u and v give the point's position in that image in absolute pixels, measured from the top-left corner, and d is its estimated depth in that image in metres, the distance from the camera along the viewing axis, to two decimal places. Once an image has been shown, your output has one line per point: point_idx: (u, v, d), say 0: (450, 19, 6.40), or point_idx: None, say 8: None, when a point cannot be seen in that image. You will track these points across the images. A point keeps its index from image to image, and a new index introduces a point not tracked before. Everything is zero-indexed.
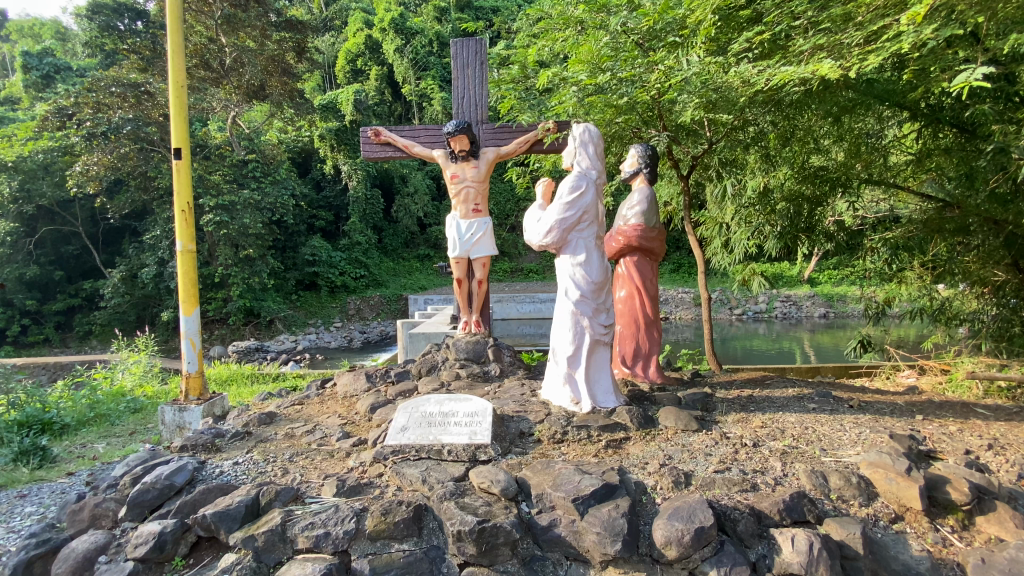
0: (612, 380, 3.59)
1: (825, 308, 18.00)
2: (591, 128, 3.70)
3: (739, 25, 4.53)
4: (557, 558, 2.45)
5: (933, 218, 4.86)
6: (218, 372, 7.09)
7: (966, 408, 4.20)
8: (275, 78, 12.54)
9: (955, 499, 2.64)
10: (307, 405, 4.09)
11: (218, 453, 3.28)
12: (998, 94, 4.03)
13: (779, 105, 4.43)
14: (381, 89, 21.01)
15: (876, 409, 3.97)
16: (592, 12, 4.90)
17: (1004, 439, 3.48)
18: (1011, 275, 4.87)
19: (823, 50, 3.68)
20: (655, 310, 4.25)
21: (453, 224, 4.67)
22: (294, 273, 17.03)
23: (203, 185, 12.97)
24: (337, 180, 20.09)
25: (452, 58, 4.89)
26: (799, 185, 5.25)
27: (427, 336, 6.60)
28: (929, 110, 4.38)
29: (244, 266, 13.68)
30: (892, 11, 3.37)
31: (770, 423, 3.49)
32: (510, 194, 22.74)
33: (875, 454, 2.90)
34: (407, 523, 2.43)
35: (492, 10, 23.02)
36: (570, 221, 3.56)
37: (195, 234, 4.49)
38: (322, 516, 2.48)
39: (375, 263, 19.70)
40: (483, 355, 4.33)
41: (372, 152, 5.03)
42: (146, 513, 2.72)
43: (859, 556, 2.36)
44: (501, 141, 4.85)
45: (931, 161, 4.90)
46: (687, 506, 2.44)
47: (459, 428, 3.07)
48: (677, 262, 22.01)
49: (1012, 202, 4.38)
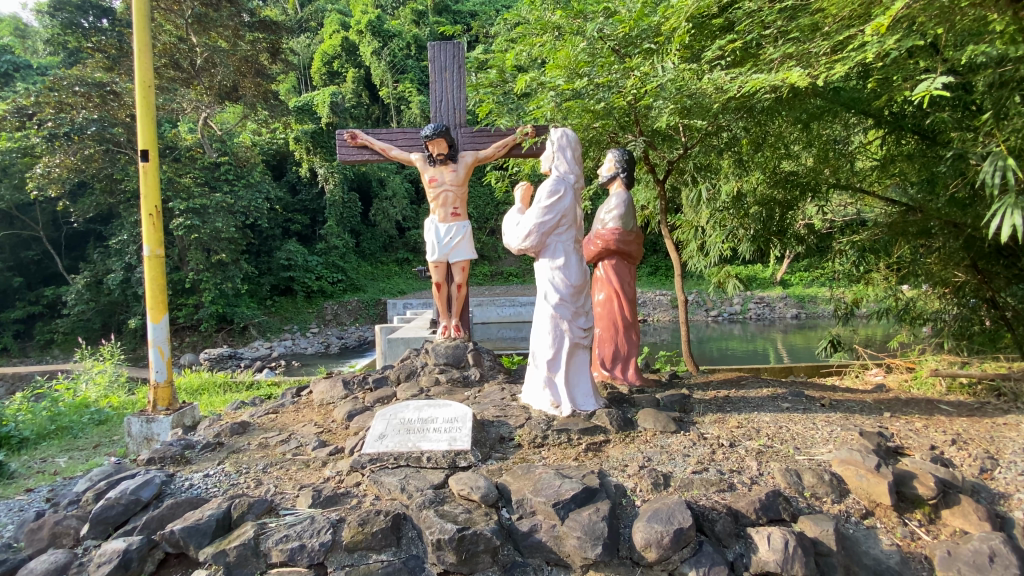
0: (591, 382, 3.61)
1: (797, 308, 18.53)
2: (568, 133, 3.73)
3: (711, 33, 4.64)
4: (538, 563, 2.43)
5: (897, 221, 5.06)
6: (188, 381, 6.86)
7: (930, 406, 4.35)
8: (249, 80, 12.33)
9: (922, 493, 2.71)
10: (282, 413, 4.00)
11: (188, 465, 3.19)
12: (957, 102, 4.27)
13: (751, 112, 4.56)
14: (358, 92, 20.84)
15: (846, 406, 4.09)
16: (569, 17, 4.93)
17: (967, 434, 3.59)
18: (970, 277, 5.10)
19: (793, 58, 3.84)
20: (633, 313, 4.29)
21: (432, 228, 4.62)
22: (269, 278, 16.70)
23: (173, 187, 12.65)
24: (313, 184, 19.83)
25: (429, 61, 4.85)
26: (771, 190, 5.36)
27: (406, 341, 6.53)
28: (893, 117, 4.57)
29: (216, 271, 13.39)
30: (857, 22, 3.58)
31: (746, 423, 3.56)
32: (489, 198, 22.86)
33: (846, 451, 2.97)
34: (385, 533, 2.39)
35: (470, 14, 23.04)
36: (548, 224, 3.57)
37: (164, 238, 4.35)
38: (298, 529, 2.41)
39: (352, 267, 19.27)
40: (462, 360, 4.29)
41: (349, 155, 4.94)
42: (110, 530, 2.61)
43: (832, 552, 2.41)
44: (479, 145, 4.82)
45: (895, 167, 5.07)
46: (667, 508, 2.46)
47: (438, 434, 3.04)
48: (654, 265, 22.40)
49: (970, 206, 4.53)
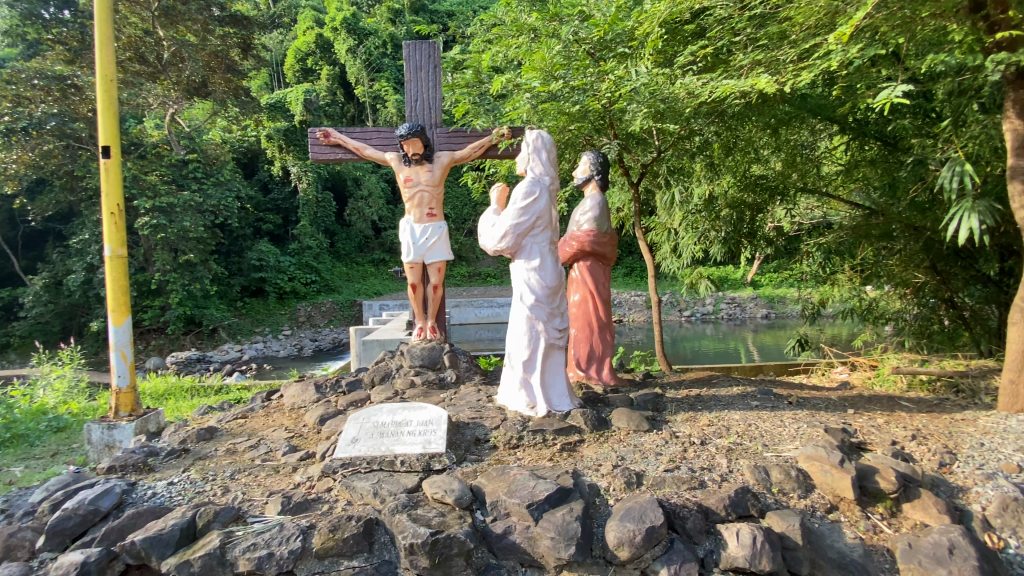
0: (567, 383, 3.63)
1: (767, 308, 19.01)
2: (544, 135, 3.74)
3: (684, 38, 4.72)
4: (511, 565, 2.43)
5: (860, 224, 5.25)
6: (153, 386, 6.63)
7: (892, 402, 4.51)
8: (218, 75, 12.02)
9: (883, 487, 2.81)
10: (252, 418, 3.90)
11: (151, 473, 3.08)
12: (916, 110, 4.50)
13: (722, 117, 4.65)
14: (333, 90, 20.54)
15: (812, 403, 4.21)
16: (544, 20, 4.95)
17: (925, 429, 3.73)
18: (929, 277, 5.31)
19: (762, 65, 3.96)
20: (608, 313, 4.33)
21: (407, 228, 4.58)
22: (239, 279, 16.30)
23: (138, 185, 12.24)
24: (286, 182, 19.44)
25: (404, 60, 4.81)
26: (741, 193, 5.49)
27: (381, 343, 6.45)
28: (857, 124, 4.73)
29: (184, 272, 13.01)
30: (822, 31, 3.71)
31: (717, 421, 3.63)
32: (466, 199, 22.81)
33: (812, 447, 3.05)
34: (357, 539, 2.36)
35: (447, 14, 22.97)
36: (525, 226, 3.58)
37: (126, 238, 4.20)
38: (266, 536, 2.36)
39: (326, 268, 18.94)
40: (438, 362, 4.26)
41: (322, 154, 4.86)
42: (67, 542, 2.51)
43: (798, 546, 2.48)
44: (455, 145, 4.79)
45: (857, 172, 5.18)
46: (639, 506, 2.49)
47: (412, 437, 3.01)
48: (630, 266, 22.68)
49: (928, 209, 4.74)
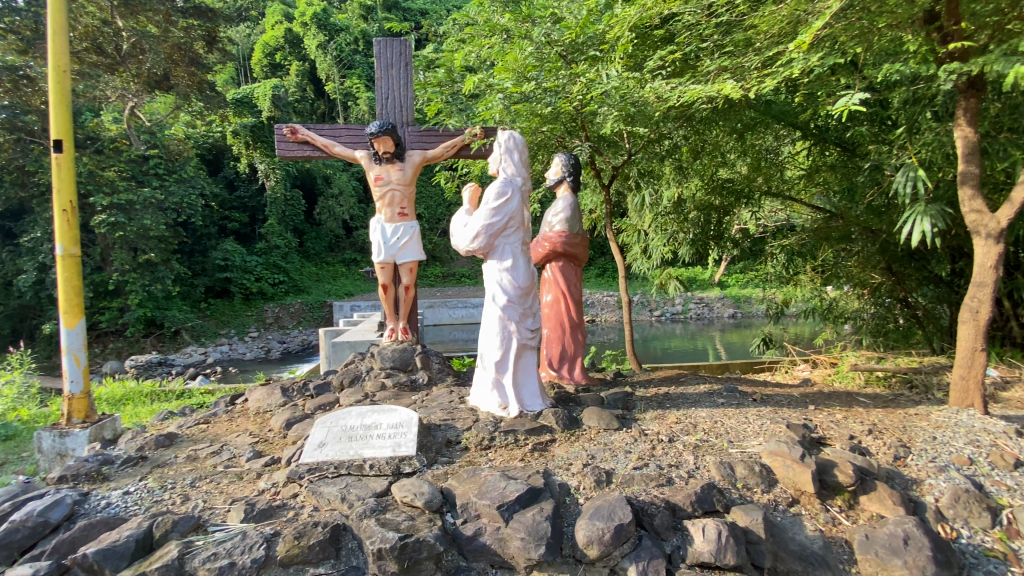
0: (539, 383, 3.65)
1: (733, 308, 19.52)
2: (516, 136, 3.74)
3: (654, 43, 4.79)
4: (482, 567, 2.42)
5: (821, 227, 5.44)
6: (110, 391, 6.35)
7: (850, 398, 4.69)
8: (182, 68, 11.58)
9: (842, 480, 2.92)
10: (214, 423, 3.78)
11: (105, 482, 2.96)
12: (873, 117, 4.68)
13: (691, 121, 4.75)
14: (303, 86, 20.10)
15: (775, 400, 4.35)
16: (517, 21, 4.99)
17: (881, 423, 3.89)
18: (885, 278, 5.56)
19: (727, 71, 4.09)
20: (580, 313, 4.37)
21: (378, 228, 4.52)
22: (203, 279, 15.78)
23: (94, 181, 11.71)
24: (253, 180, 18.89)
25: (375, 57, 4.75)
26: (708, 196, 5.61)
27: (351, 345, 6.35)
28: (818, 131, 4.89)
29: (144, 272, 12.54)
30: (785, 40, 3.81)
31: (684, 418, 3.71)
32: (440, 199, 22.66)
33: (775, 443, 3.15)
34: (323, 546, 2.31)
35: (421, 12, 22.77)
36: (496, 227, 3.58)
37: (80, 236, 4.01)
38: (227, 546, 2.29)
39: (295, 268, 18.51)
40: (409, 363, 4.23)
41: (288, 151, 4.75)
42: (15, 556, 2.39)
43: (761, 540, 2.55)
44: (427, 144, 4.75)
45: (819, 177, 5.41)
46: (608, 505, 2.52)
47: (381, 441, 2.98)
48: (602, 267, 22.94)
49: (884, 213, 4.95)
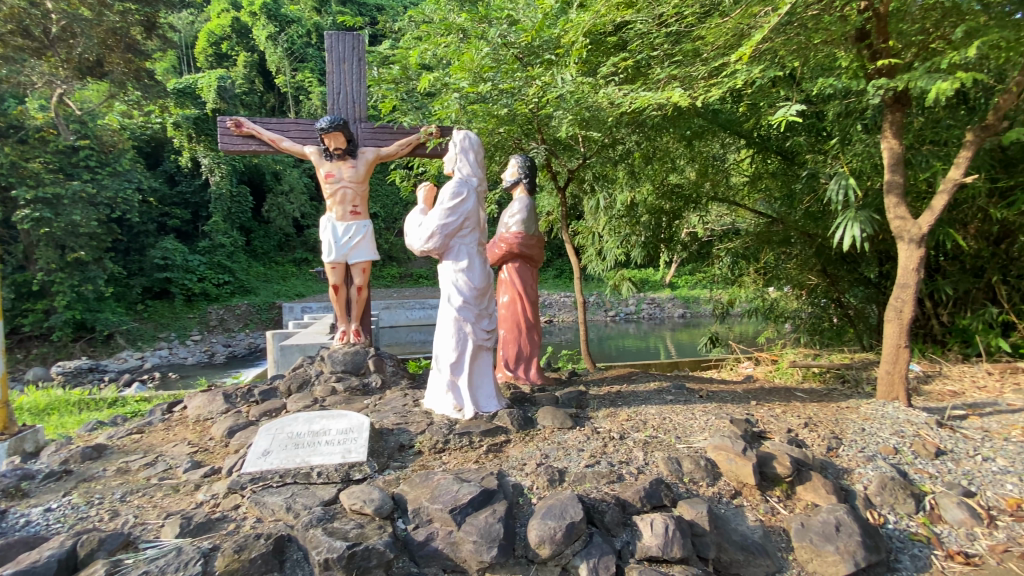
0: (494, 384, 3.65)
1: (683, 308, 20.23)
2: (471, 136, 3.73)
3: (607, 50, 4.91)
4: (434, 572, 2.40)
5: (763, 231, 5.73)
6: (31, 400, 5.86)
7: (788, 393, 4.97)
8: (117, 55, 10.83)
9: (780, 472, 3.07)
10: (148, 433, 3.57)
11: (24, 499, 2.73)
12: (810, 128, 4.96)
13: (642, 127, 4.90)
14: (251, 78, 19.28)
15: (720, 396, 4.53)
16: (473, 21, 5.01)
17: (815, 416, 4.14)
18: (821, 279, 5.92)
19: (677, 80, 4.19)
20: (535, 314, 4.41)
21: (329, 227, 4.38)
22: (140, 279, 14.86)
23: (16, 173, 10.85)
24: (196, 174, 17.93)
25: (326, 51, 4.62)
26: (659, 200, 5.79)
27: (301, 348, 6.13)
28: (761, 139, 5.14)
29: (73, 271, 11.78)
30: (729, 52, 3.99)
31: (635, 416, 3.81)
32: (396, 198, 22.29)
33: (719, 438, 3.28)
34: (266, 558, 2.22)
35: (377, 8, 22.34)
36: (452, 227, 3.55)
37: None
38: (160, 563, 2.16)
39: (241, 268, 17.73)
40: (361, 366, 4.13)
41: (233, 145, 4.55)
42: None
43: (706, 532, 2.65)
44: (380, 142, 4.66)
45: (762, 183, 5.68)
46: (560, 503, 2.55)
47: (330, 447, 2.90)
48: (559, 268, 23.23)
49: (820, 218, 5.26)
